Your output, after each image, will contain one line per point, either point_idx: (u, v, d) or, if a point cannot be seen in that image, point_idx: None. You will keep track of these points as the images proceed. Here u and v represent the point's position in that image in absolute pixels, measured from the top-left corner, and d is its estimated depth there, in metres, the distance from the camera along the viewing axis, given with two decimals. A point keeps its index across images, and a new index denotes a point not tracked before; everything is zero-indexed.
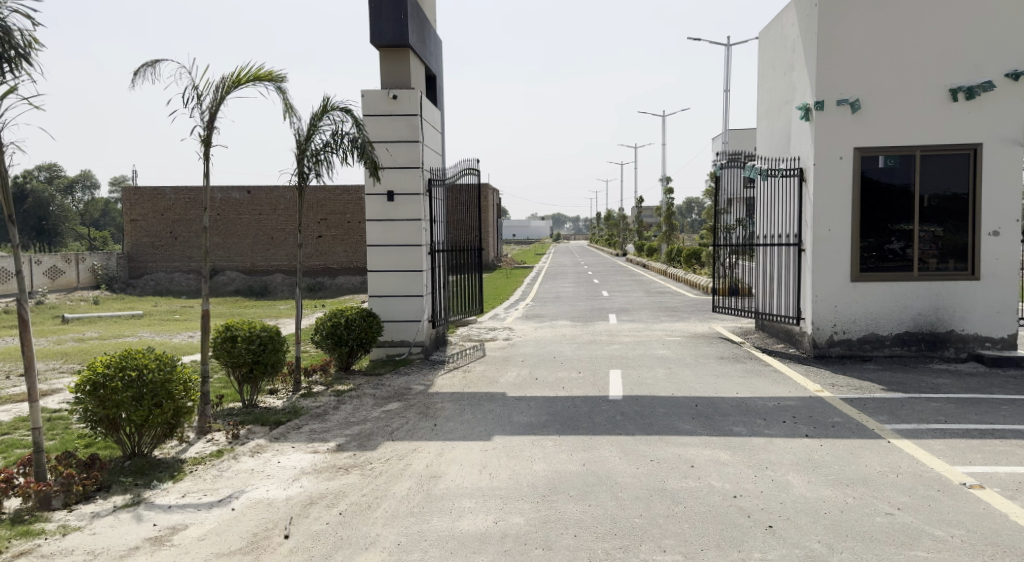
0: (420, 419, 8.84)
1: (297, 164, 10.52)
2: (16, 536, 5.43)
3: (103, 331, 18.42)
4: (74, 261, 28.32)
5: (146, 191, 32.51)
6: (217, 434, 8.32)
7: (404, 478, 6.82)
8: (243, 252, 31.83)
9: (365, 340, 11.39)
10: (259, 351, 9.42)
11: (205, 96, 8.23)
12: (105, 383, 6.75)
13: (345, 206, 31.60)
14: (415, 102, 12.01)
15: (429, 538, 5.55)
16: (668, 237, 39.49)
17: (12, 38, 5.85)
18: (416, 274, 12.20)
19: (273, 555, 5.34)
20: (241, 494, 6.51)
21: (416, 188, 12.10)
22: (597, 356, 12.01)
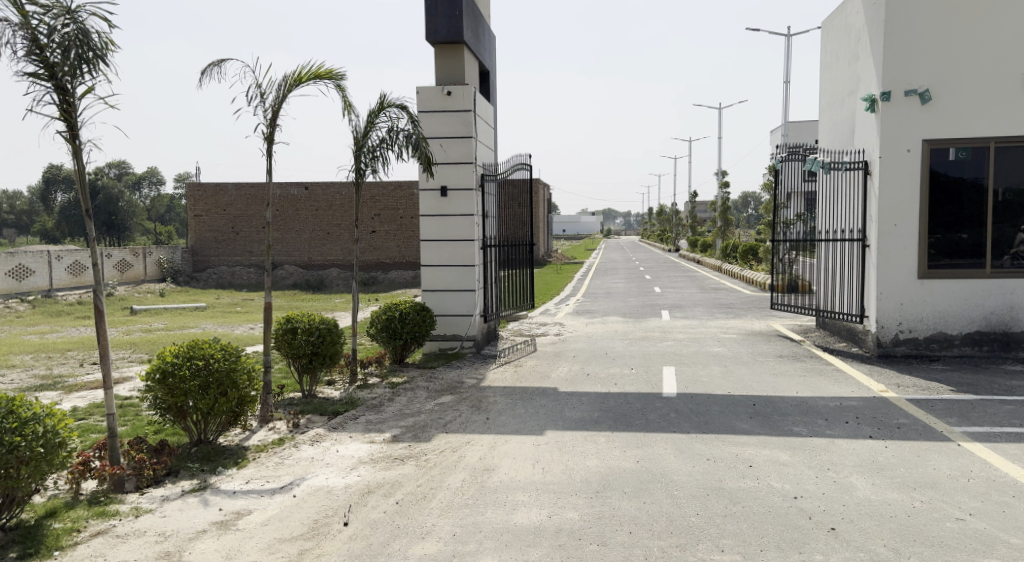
0: (473, 413, 8.91)
1: (354, 161, 10.69)
2: (93, 517, 5.67)
3: (168, 322, 19.10)
4: (141, 254, 29.38)
5: (209, 187, 33.47)
6: (278, 422, 8.55)
7: (458, 470, 6.90)
8: (301, 247, 32.51)
9: (419, 334, 11.54)
10: (318, 343, 9.61)
11: (268, 95, 8.44)
12: (174, 371, 7.01)
13: (398, 201, 31.99)
14: (469, 97, 12.08)
15: (485, 530, 5.60)
16: (723, 232, 38.93)
17: (90, 40, 6.09)
18: (469, 269, 12.29)
19: (333, 541, 5.46)
20: (301, 481, 6.68)
21: (469, 183, 12.17)
22: (650, 353, 11.91)
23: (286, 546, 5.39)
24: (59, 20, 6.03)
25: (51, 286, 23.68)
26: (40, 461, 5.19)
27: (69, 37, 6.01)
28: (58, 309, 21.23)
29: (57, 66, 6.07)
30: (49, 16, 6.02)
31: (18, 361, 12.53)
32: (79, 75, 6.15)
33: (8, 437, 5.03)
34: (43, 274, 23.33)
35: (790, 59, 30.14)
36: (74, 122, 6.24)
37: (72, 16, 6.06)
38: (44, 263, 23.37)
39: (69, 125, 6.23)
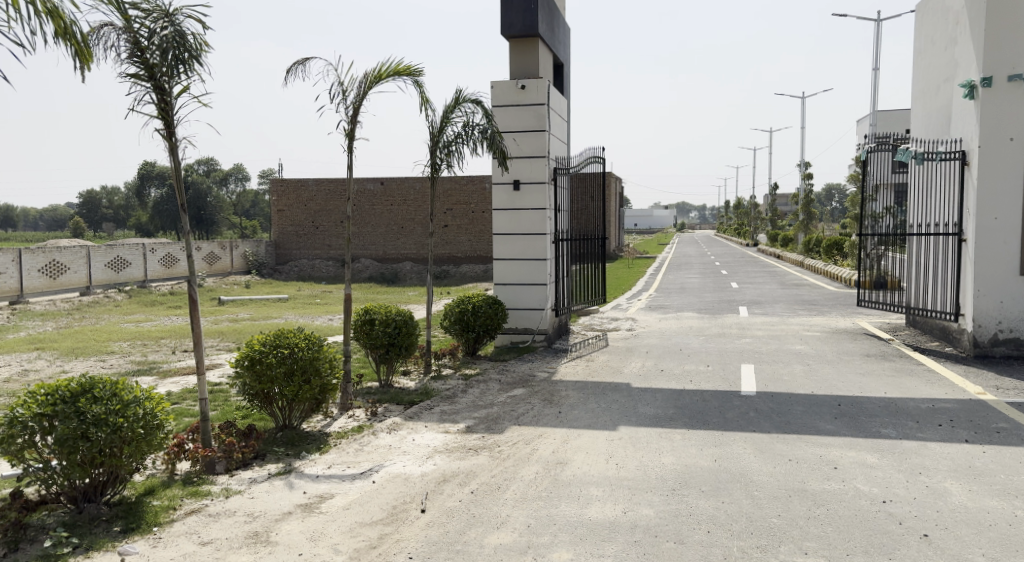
0: (546, 406, 8.92)
1: (430, 156, 10.83)
2: (187, 496, 5.95)
3: (253, 312, 19.83)
4: (228, 247, 30.58)
5: (291, 183, 34.51)
6: (357, 410, 8.78)
7: (532, 462, 6.92)
8: (376, 241, 33.18)
9: (492, 327, 11.61)
10: (395, 334, 9.81)
11: (349, 92, 8.64)
12: (261, 358, 7.28)
13: (471, 196, 32.23)
14: (543, 91, 12.07)
15: (559, 523, 5.60)
16: (805, 226, 37.72)
17: (186, 42, 6.36)
18: (541, 263, 12.29)
19: (411, 528, 5.57)
20: (380, 468, 6.83)
21: (543, 177, 12.16)
22: (727, 350, 11.67)
23: (366, 530, 5.53)
24: (159, 23, 6.33)
25: (146, 277, 24.91)
26: (141, 442, 5.47)
27: (167, 39, 6.30)
28: (152, 298, 22.34)
29: (156, 66, 6.36)
30: (149, 20, 6.32)
31: (117, 347, 13.27)
32: (176, 75, 6.43)
33: (113, 418, 5.32)
34: (138, 265, 24.55)
35: (880, 46, 28.91)
36: (170, 120, 6.53)
37: (170, 19, 6.34)
38: (140, 256, 24.58)
39: (166, 123, 6.52)
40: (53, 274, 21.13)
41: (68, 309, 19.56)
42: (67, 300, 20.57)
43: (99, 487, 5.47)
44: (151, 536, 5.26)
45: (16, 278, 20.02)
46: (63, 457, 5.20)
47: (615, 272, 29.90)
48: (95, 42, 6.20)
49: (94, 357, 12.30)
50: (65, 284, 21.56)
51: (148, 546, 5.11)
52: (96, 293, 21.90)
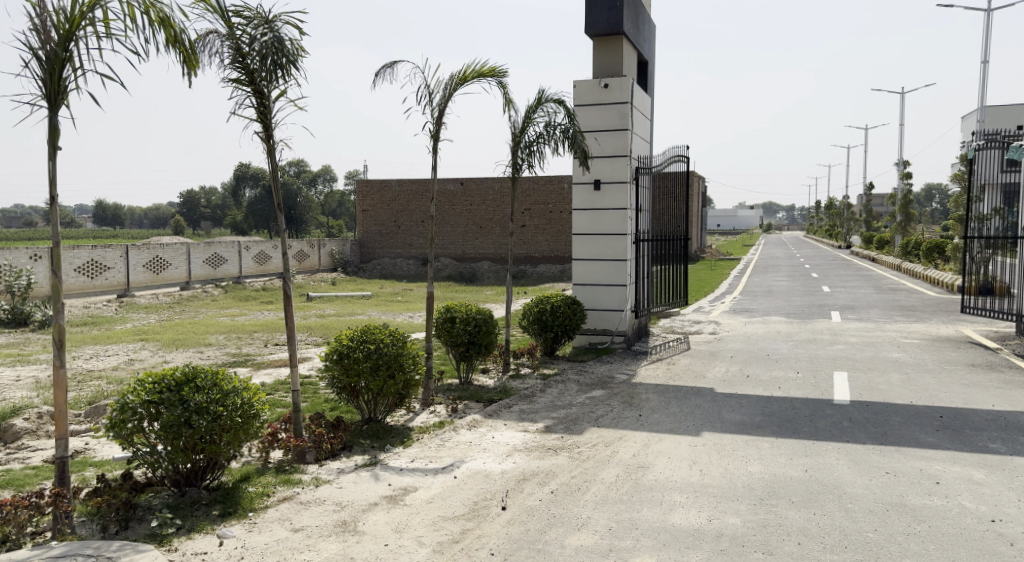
0: (626, 409, 8.82)
1: (511, 156, 10.87)
2: (280, 483, 6.17)
3: (339, 308, 20.43)
4: (316, 246, 31.59)
5: (375, 183, 35.30)
6: (439, 406, 8.90)
7: (613, 465, 6.85)
8: (455, 241, 33.60)
9: (570, 327, 11.56)
10: (475, 332, 9.89)
11: (436, 94, 8.78)
12: (348, 353, 7.50)
13: (549, 197, 32.20)
14: (626, 89, 11.94)
15: (641, 527, 5.52)
16: (904, 227, 36.08)
17: (285, 48, 6.60)
18: (621, 263, 12.15)
19: (492, 524, 5.60)
20: (461, 463, 6.91)
21: (624, 176, 12.02)
22: (818, 356, 11.26)
23: (448, 524, 5.59)
24: (259, 29, 6.58)
25: (241, 273, 25.98)
26: (238, 430, 5.71)
27: (267, 44, 6.54)
28: (246, 294, 23.30)
29: (256, 72, 6.63)
30: (251, 27, 6.58)
31: (214, 339, 13.89)
32: (274, 80, 6.69)
33: (213, 407, 5.57)
34: (234, 262, 25.63)
35: (990, 37, 27.28)
36: (268, 123, 6.78)
37: (269, 25, 6.58)
38: (236, 253, 25.67)
39: (265, 127, 6.78)
40: (157, 269, 22.29)
41: (170, 303, 20.61)
42: (169, 294, 21.68)
43: (199, 472, 5.73)
44: (247, 520, 5.47)
45: (123, 273, 21.19)
46: (168, 442, 5.47)
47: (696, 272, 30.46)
48: (200, 49, 6.50)
49: (193, 348, 12.93)
50: (167, 279, 22.70)
51: (243, 530, 5.32)
52: (195, 288, 22.99)
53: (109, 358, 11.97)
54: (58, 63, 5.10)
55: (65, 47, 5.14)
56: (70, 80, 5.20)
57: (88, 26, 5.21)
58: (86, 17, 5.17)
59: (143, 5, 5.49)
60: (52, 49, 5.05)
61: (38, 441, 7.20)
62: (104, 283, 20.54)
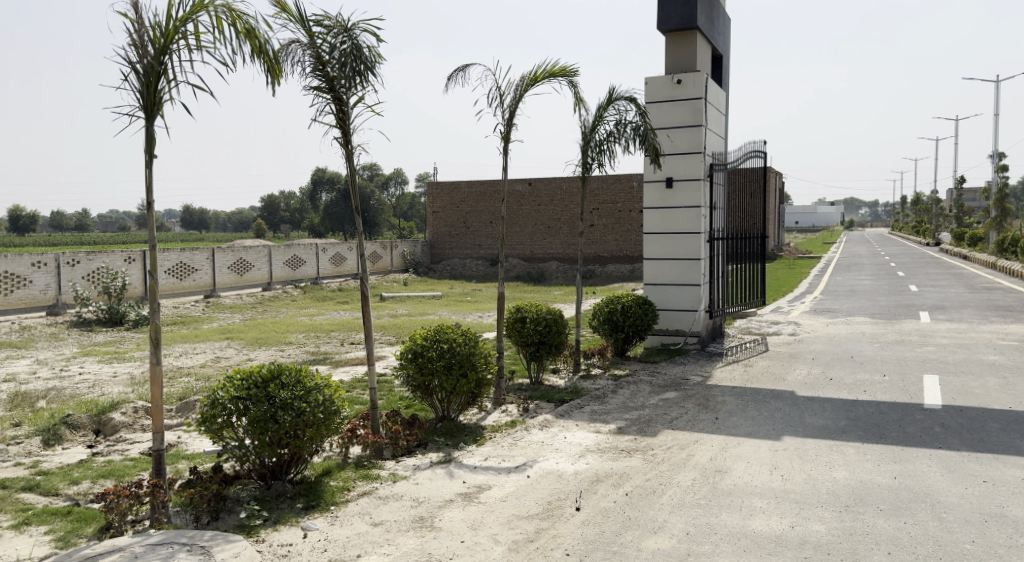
0: (701, 411, 8.65)
1: (581, 155, 10.82)
2: (359, 478, 6.32)
3: (410, 308, 20.77)
4: (388, 247, 32.22)
5: (445, 185, 35.72)
6: (510, 406, 8.94)
7: (689, 468, 6.73)
8: (524, 241, 33.69)
9: (642, 327, 11.43)
10: (546, 332, 9.87)
11: (507, 95, 8.83)
12: (422, 352, 7.61)
13: (617, 195, 31.93)
14: (700, 85, 11.73)
15: (720, 533, 5.41)
16: (998, 223, 34.25)
17: (363, 55, 6.78)
18: (695, 263, 11.92)
19: (567, 524, 5.58)
20: (534, 463, 6.91)
21: (697, 174, 11.80)
22: (905, 359, 10.79)
23: (523, 523, 5.60)
24: (339, 37, 6.74)
25: (318, 274, 26.72)
26: (320, 425, 5.87)
27: (346, 52, 6.71)
28: (323, 294, 23.95)
29: (335, 79, 6.81)
30: (330, 35, 6.75)
31: (294, 338, 14.32)
32: (353, 87, 6.86)
33: (297, 403, 5.74)
34: (312, 263, 26.37)
35: None
36: (347, 129, 6.95)
37: (348, 33, 6.74)
38: (314, 255, 26.40)
39: (344, 132, 6.95)
40: (241, 271, 23.15)
41: (253, 303, 21.39)
42: (252, 294, 22.48)
43: (284, 466, 5.92)
44: (329, 514, 5.61)
45: (209, 275, 22.06)
46: (255, 437, 5.66)
47: (774, 272, 28.99)
48: (283, 58, 6.71)
49: (275, 346, 13.36)
50: (250, 280, 23.54)
51: (326, 523, 5.45)
52: (276, 289, 23.78)
53: (197, 356, 12.49)
54: (154, 76, 5.35)
55: (160, 60, 5.38)
56: (164, 92, 5.45)
57: (180, 40, 5.45)
58: (179, 31, 5.40)
59: (231, 18, 5.70)
60: (149, 63, 5.30)
61: (135, 434, 7.57)
62: (192, 284, 21.45)
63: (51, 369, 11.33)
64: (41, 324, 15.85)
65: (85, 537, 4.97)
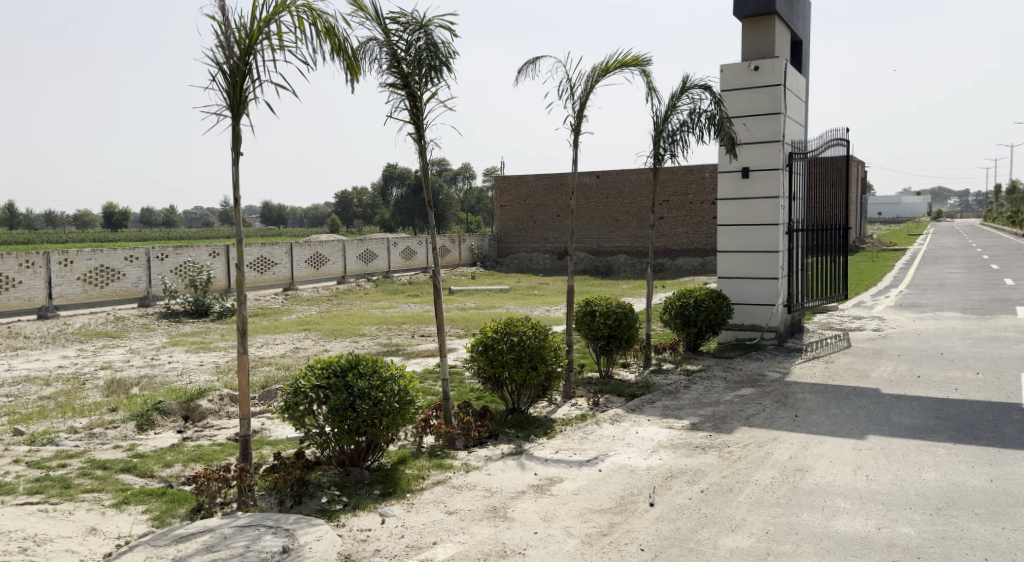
0: (779, 408, 8.42)
1: (653, 146, 10.65)
2: (433, 467, 6.41)
3: (479, 302, 20.92)
4: (457, 241, 32.54)
5: (512, 179, 35.76)
6: (580, 399, 8.90)
7: (767, 467, 6.56)
8: (592, 234, 33.45)
9: (716, 321, 11.19)
10: (616, 326, 9.78)
11: (578, 86, 8.76)
12: (493, 345, 7.66)
13: (688, 186, 31.34)
14: (779, 71, 11.39)
15: (802, 533, 5.25)
16: None
17: (438, 50, 6.86)
18: (773, 255, 11.59)
19: (640, 519, 5.52)
20: (606, 457, 6.86)
21: (775, 163, 11.46)
22: (1000, 356, 10.24)
23: (596, 517, 5.57)
24: (414, 34, 6.82)
25: (389, 267, 27.20)
26: (395, 415, 5.97)
27: (422, 49, 6.80)
28: (394, 287, 24.36)
29: (410, 75, 6.91)
30: (406, 32, 6.83)
31: (367, 330, 14.61)
32: (428, 82, 6.94)
33: (374, 392, 5.86)
34: (383, 257, 26.85)
35: None
36: (420, 124, 7.02)
37: (424, 30, 6.81)
38: (386, 249, 26.89)
39: (418, 128, 7.03)
40: (317, 265, 23.77)
41: (329, 296, 21.94)
42: (327, 288, 23.07)
43: (362, 453, 6.06)
44: (405, 501, 5.71)
45: (288, 268, 22.72)
46: (335, 425, 5.80)
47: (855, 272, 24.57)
48: (361, 56, 6.83)
49: (349, 338, 13.66)
50: (326, 274, 24.16)
51: (402, 510, 5.55)
52: (350, 282, 24.33)
53: (277, 346, 12.89)
54: (240, 75, 5.52)
55: (245, 60, 5.55)
56: (250, 91, 5.61)
57: (264, 40, 5.61)
58: (263, 31, 5.55)
59: (311, 17, 5.83)
60: (235, 63, 5.48)
61: (222, 420, 7.87)
62: (272, 277, 22.14)
63: (143, 358, 11.89)
64: (133, 314, 16.64)
65: (178, 517, 5.19)
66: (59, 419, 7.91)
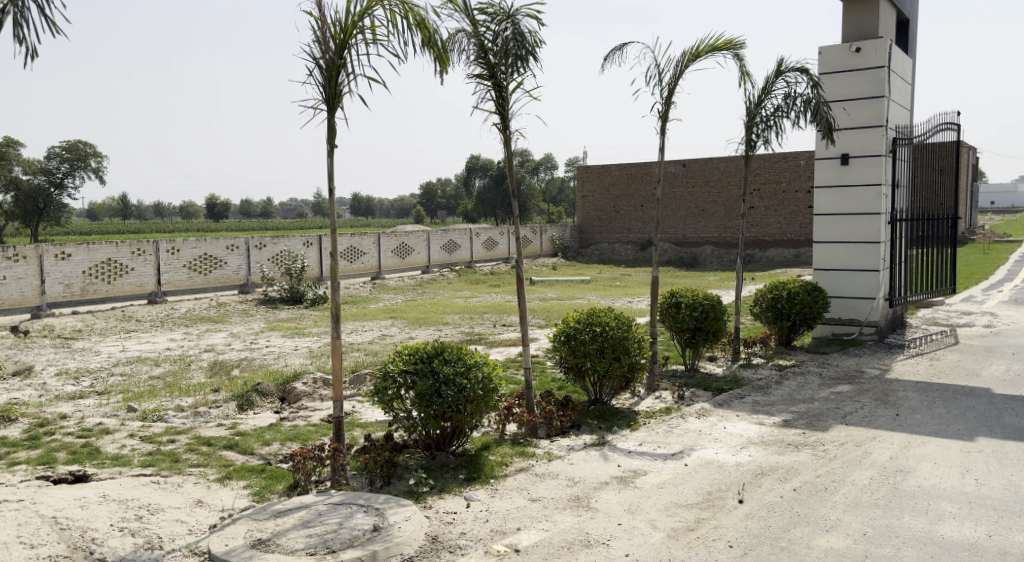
0: (879, 407, 8.04)
1: (745, 132, 10.33)
2: (516, 455, 6.44)
3: (560, 292, 20.91)
4: (538, 232, 32.57)
5: (595, 169, 35.47)
6: (664, 392, 8.76)
7: (865, 467, 6.28)
8: (678, 225, 32.84)
9: (810, 315, 10.78)
10: (703, 318, 9.56)
11: (666, 72, 8.57)
12: (575, 335, 7.63)
13: (781, 174, 30.30)
14: (883, 52, 10.84)
15: (904, 536, 5.00)
16: None
17: (525, 39, 6.84)
18: (873, 246, 11.06)
19: (729, 516, 5.39)
20: (692, 451, 6.73)
21: (877, 149, 10.92)
22: None
23: (682, 511, 5.47)
24: (501, 24, 6.83)
25: (472, 258, 27.50)
26: (480, 401, 6.04)
27: (509, 39, 6.79)
28: (477, 277, 24.59)
29: (497, 66, 6.92)
30: (494, 22, 6.85)
31: (451, 319, 14.81)
32: (514, 71, 6.94)
33: (459, 379, 5.94)
34: (466, 247, 27.15)
35: None
36: (505, 115, 7.03)
37: (511, 20, 6.81)
38: (469, 239, 27.17)
39: (503, 118, 7.05)
40: (403, 254, 24.29)
41: (413, 285, 22.36)
42: (412, 277, 23.54)
43: (447, 438, 6.15)
44: (490, 486, 5.77)
45: (375, 258, 23.27)
46: (421, 410, 5.90)
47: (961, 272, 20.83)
48: (450, 47, 6.89)
49: (433, 326, 13.89)
50: (411, 264, 24.66)
51: (487, 495, 5.61)
52: (434, 272, 24.74)
53: (365, 333, 13.26)
54: (335, 69, 5.66)
55: (341, 55, 5.68)
56: (344, 84, 5.75)
57: (358, 34, 5.73)
58: (357, 25, 5.68)
59: (403, 11, 5.92)
60: (331, 57, 5.62)
61: (315, 403, 8.14)
62: (361, 266, 22.75)
63: (242, 342, 12.45)
64: (234, 300, 17.43)
65: (276, 493, 5.41)
66: (167, 398, 8.37)
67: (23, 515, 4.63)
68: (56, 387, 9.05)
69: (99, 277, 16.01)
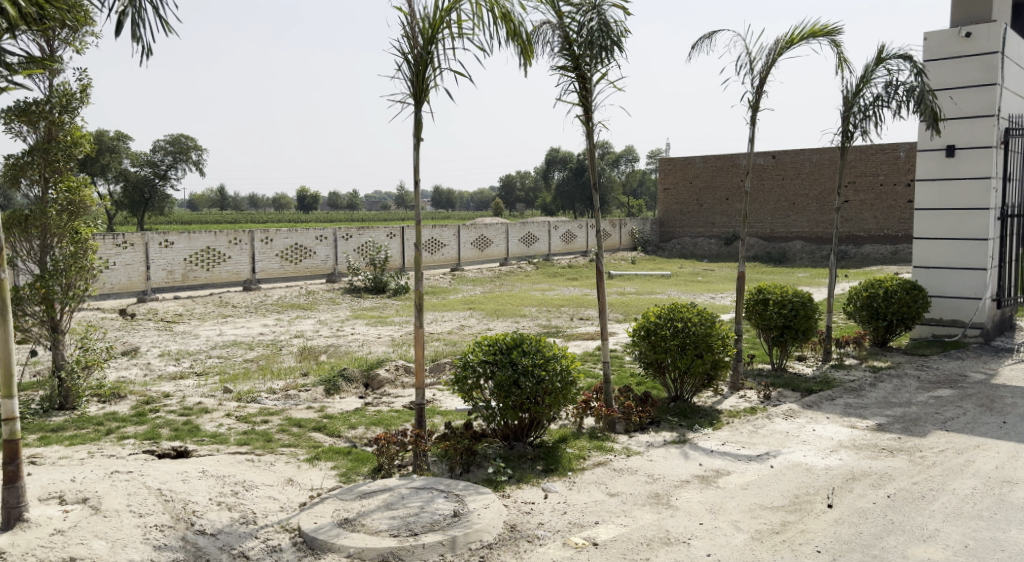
0: (983, 413, 7.59)
1: (842, 122, 9.90)
2: (594, 449, 6.39)
3: (639, 286, 20.66)
4: (618, 225, 32.28)
5: (678, 161, 34.81)
6: (749, 391, 8.52)
7: (967, 476, 5.94)
8: (765, 219, 31.94)
9: (908, 315, 10.26)
10: (792, 316, 9.23)
11: (758, 61, 8.30)
12: (656, 330, 7.50)
13: (879, 166, 28.97)
14: (996, 37, 10.19)
15: (1010, 550, 4.70)
16: None
17: (611, 30, 6.76)
18: (980, 243, 10.43)
19: (817, 520, 5.19)
20: (778, 453, 6.52)
21: (987, 140, 10.28)
22: None
23: (767, 514, 5.30)
24: (587, 15, 6.76)
25: (550, 251, 27.48)
26: (558, 394, 6.02)
27: (594, 30, 6.73)
28: (556, 270, 24.55)
29: (581, 57, 6.86)
30: (579, 13, 6.78)
31: (529, 311, 14.85)
32: (599, 63, 6.86)
33: (538, 370, 5.94)
34: (544, 240, 27.17)
35: None
36: (589, 107, 6.97)
37: (597, 10, 6.74)
38: (547, 232, 27.16)
39: (586, 110, 6.98)
40: (482, 246, 24.51)
41: (492, 277, 22.53)
42: (491, 269, 23.73)
43: (525, 429, 6.15)
44: (568, 479, 5.75)
45: (455, 250, 23.55)
46: (500, 400, 5.94)
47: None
48: (535, 39, 6.88)
49: (511, 318, 13.96)
50: (490, 256, 24.87)
51: (565, 487, 5.59)
52: (512, 264, 24.87)
53: (445, 323, 13.45)
54: (423, 64, 5.74)
55: (429, 49, 5.75)
56: (431, 79, 5.82)
57: (445, 28, 5.78)
58: (445, 20, 5.73)
59: (490, 3, 5.93)
60: (419, 52, 5.69)
61: (397, 390, 8.30)
62: (441, 258, 23.08)
63: (329, 329, 12.83)
64: (321, 289, 17.99)
65: (362, 475, 5.55)
66: (260, 380, 8.71)
67: (131, 485, 4.90)
68: (159, 367, 9.56)
69: (198, 265, 16.79)
